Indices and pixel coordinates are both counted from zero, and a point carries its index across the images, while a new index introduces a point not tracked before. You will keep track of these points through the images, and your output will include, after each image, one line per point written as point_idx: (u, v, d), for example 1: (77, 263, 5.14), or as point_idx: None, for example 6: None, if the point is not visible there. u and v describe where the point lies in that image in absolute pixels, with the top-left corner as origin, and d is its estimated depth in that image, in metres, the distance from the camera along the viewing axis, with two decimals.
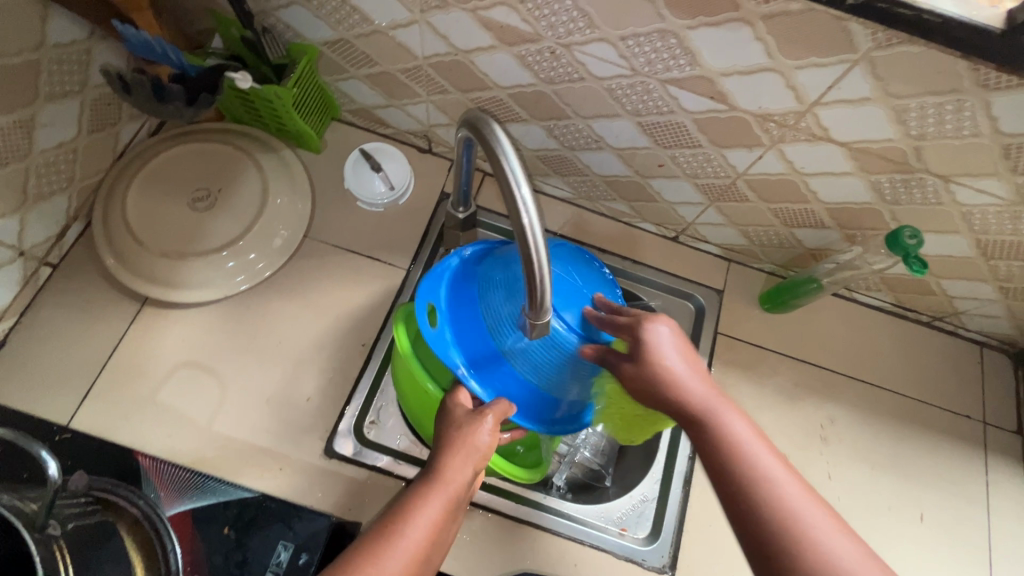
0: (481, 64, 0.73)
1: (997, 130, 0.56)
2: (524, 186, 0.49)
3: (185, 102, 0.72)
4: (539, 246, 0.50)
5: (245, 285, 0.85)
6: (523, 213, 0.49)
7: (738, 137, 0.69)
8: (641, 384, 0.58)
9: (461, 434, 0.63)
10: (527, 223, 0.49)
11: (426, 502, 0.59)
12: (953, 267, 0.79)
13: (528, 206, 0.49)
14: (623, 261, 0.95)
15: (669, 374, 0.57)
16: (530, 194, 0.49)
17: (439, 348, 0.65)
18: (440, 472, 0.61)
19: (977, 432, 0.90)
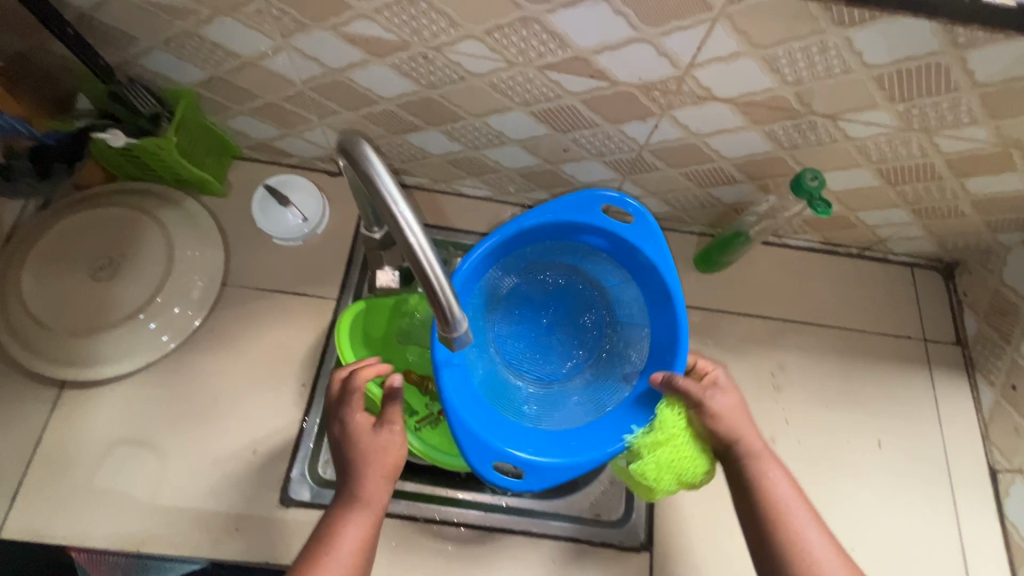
0: (361, 80, 0.70)
1: (866, 64, 0.56)
2: (405, 207, 0.48)
3: (36, 176, 0.71)
4: (433, 263, 0.49)
5: (171, 343, 0.82)
6: (410, 232, 0.48)
7: (629, 111, 0.68)
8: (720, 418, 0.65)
9: (368, 457, 0.62)
10: (415, 242, 0.48)
11: (350, 531, 0.60)
12: (866, 198, 0.80)
13: (413, 224, 0.48)
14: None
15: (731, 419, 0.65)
16: (412, 215, 0.48)
17: (644, 237, 0.69)
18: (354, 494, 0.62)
19: (920, 351, 0.93)
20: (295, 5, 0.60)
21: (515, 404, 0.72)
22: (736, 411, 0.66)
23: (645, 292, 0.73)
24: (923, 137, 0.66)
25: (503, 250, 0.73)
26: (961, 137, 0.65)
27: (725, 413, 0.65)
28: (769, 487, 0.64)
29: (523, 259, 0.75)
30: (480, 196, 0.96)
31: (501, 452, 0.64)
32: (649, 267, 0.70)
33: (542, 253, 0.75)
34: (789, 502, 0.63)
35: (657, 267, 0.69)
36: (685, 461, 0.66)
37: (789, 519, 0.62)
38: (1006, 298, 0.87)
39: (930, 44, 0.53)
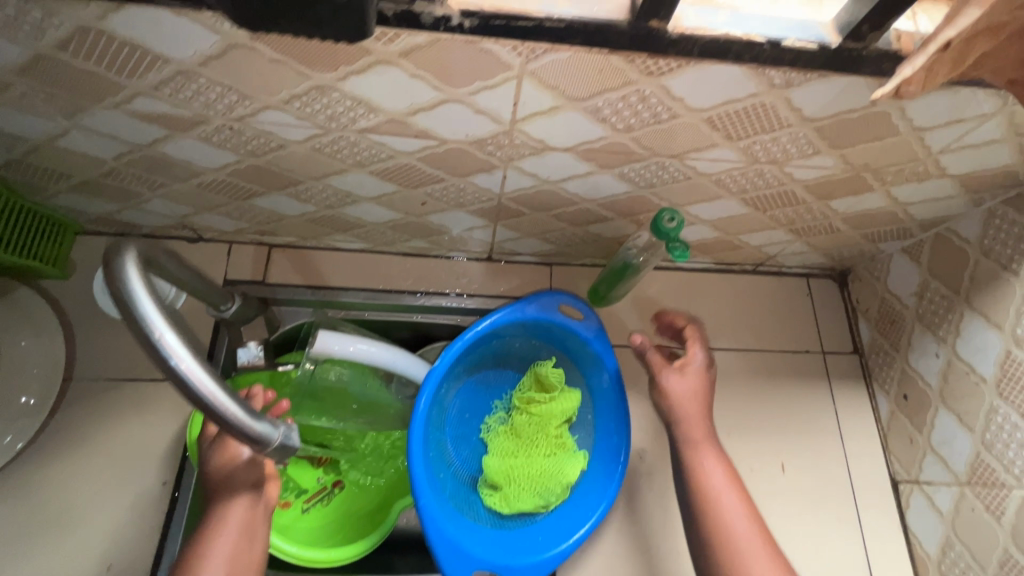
0: (174, 153, 0.63)
1: (691, 108, 0.53)
2: (168, 331, 0.43)
3: None
4: (212, 387, 0.44)
5: (19, 444, 0.74)
6: (174, 360, 0.42)
7: (471, 165, 0.63)
8: (674, 394, 0.78)
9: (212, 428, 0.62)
10: (181, 368, 0.42)
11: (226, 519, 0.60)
12: (741, 223, 0.78)
13: (178, 350, 0.43)
14: (460, 298, 0.90)
15: (682, 399, 0.77)
16: (177, 338, 0.43)
17: (587, 336, 0.74)
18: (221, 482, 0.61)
19: (819, 364, 0.92)
20: (62, 87, 0.52)
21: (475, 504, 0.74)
22: (684, 398, 0.77)
23: (590, 381, 0.79)
24: (775, 169, 0.63)
25: (462, 354, 0.74)
26: (810, 166, 0.63)
27: (675, 395, 0.78)
28: (701, 473, 0.72)
29: (472, 354, 0.76)
30: (357, 248, 0.90)
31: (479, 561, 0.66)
32: (595, 359, 0.76)
33: (488, 343, 0.77)
34: (717, 486, 0.71)
35: (601, 360, 0.75)
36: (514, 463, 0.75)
37: (720, 507, 0.70)
38: (893, 306, 0.86)
39: (748, 86, 0.50)
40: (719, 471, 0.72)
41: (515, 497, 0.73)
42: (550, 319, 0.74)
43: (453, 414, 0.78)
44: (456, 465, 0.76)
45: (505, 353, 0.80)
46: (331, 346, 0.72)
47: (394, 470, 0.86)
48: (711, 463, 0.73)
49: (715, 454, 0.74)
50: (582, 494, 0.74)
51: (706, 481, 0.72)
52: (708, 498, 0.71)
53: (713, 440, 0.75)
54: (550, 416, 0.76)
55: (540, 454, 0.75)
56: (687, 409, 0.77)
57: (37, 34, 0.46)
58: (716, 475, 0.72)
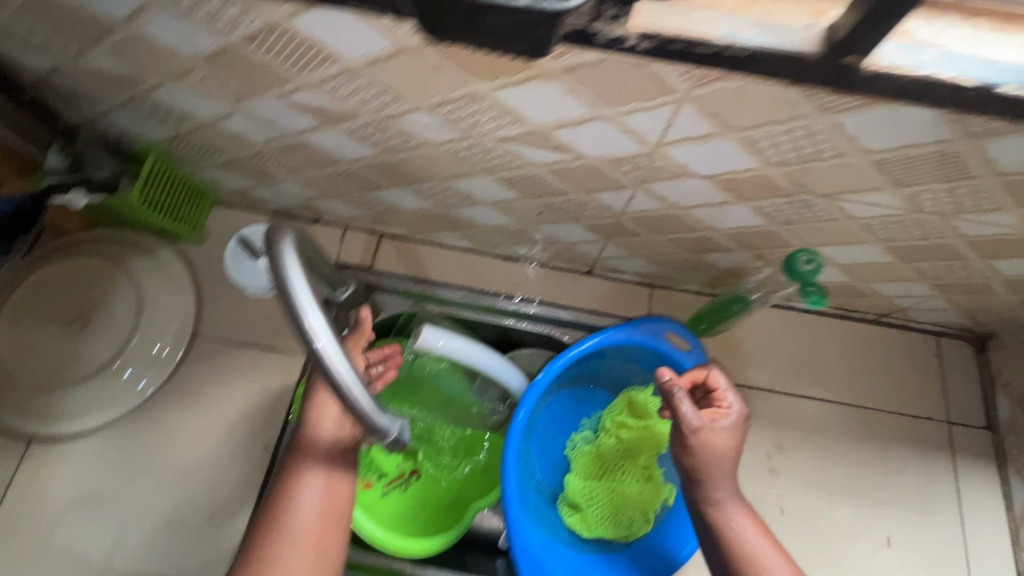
0: (318, 143, 0.67)
1: (862, 148, 0.48)
2: (315, 312, 0.45)
3: None
4: (344, 371, 0.44)
5: (149, 391, 0.81)
6: (315, 340, 0.44)
7: (600, 183, 0.62)
8: (708, 448, 0.61)
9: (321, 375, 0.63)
10: (320, 348, 0.44)
11: (314, 470, 0.61)
12: (877, 272, 0.71)
13: (318, 332, 0.44)
14: (556, 308, 0.89)
15: (722, 449, 0.61)
16: (322, 320, 0.44)
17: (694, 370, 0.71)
18: (309, 436, 0.62)
19: (942, 434, 0.83)
20: (238, 75, 0.56)
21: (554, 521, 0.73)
22: (716, 454, 0.61)
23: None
24: (939, 220, 0.57)
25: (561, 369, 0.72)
26: (984, 221, 0.56)
27: (710, 445, 0.61)
28: (734, 535, 0.61)
29: (568, 369, 0.75)
30: (460, 247, 0.92)
31: None
32: None
33: (585, 361, 0.75)
34: (758, 553, 0.59)
35: None
36: (603, 486, 0.73)
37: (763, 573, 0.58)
38: None
39: (938, 132, 0.45)
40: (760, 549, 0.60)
41: (596, 521, 0.71)
42: (656, 345, 0.71)
43: (540, 426, 0.77)
44: (537, 477, 0.75)
45: (599, 372, 0.78)
46: (433, 341, 0.73)
47: (472, 471, 0.87)
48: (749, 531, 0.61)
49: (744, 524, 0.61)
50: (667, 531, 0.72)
51: (754, 556, 0.59)
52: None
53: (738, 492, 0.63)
54: (641, 444, 0.74)
55: (624, 481, 0.73)
56: (722, 464, 0.61)
57: (230, 27, 0.49)
58: (755, 542, 0.60)
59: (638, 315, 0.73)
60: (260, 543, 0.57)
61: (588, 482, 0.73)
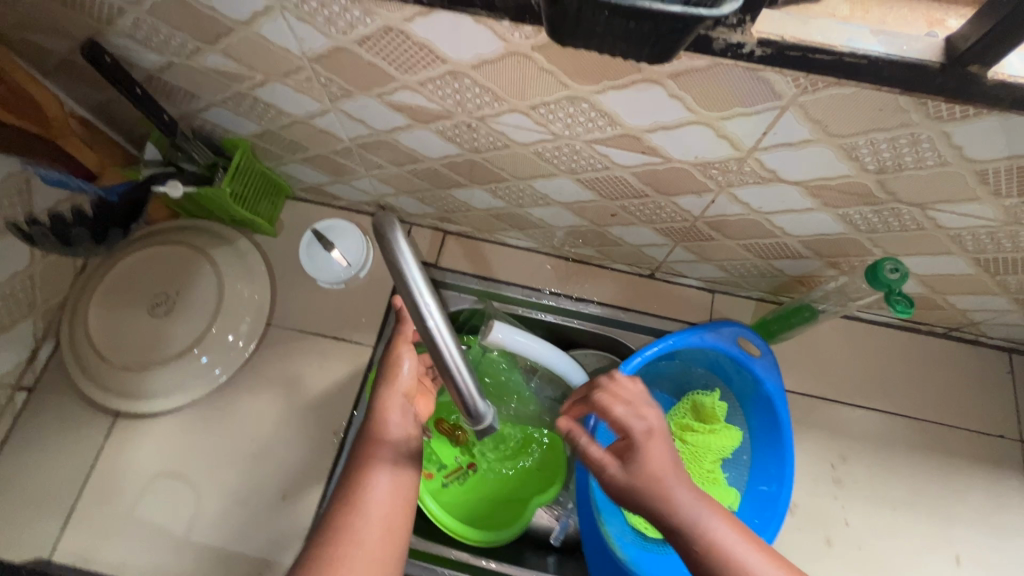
0: (405, 141, 0.69)
1: (966, 158, 0.48)
2: (428, 295, 0.46)
3: (91, 241, 0.75)
4: (453, 352, 0.48)
5: (224, 376, 0.84)
6: (430, 321, 0.46)
7: (682, 186, 0.63)
8: (633, 484, 0.54)
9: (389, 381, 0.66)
10: (433, 329, 0.46)
11: (380, 468, 0.62)
12: (957, 284, 0.71)
13: (436, 318, 0.46)
14: (616, 310, 0.90)
15: (634, 485, 0.54)
16: (435, 303, 0.46)
17: (765, 376, 0.71)
18: (376, 434, 0.64)
19: (1015, 453, 0.81)
20: (342, 75, 0.59)
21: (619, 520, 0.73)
22: (658, 476, 0.54)
23: (751, 419, 0.75)
24: None
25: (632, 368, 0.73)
26: None
27: (631, 485, 0.54)
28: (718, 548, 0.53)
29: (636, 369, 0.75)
30: (523, 246, 0.94)
31: None
32: (767, 400, 0.72)
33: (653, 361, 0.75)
34: (734, 551, 0.53)
35: (774, 402, 0.71)
36: None
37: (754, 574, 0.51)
38: None
39: None
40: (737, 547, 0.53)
41: None
42: (729, 349, 0.71)
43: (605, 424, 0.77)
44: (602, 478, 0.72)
45: (664, 373, 0.79)
46: (502, 336, 0.75)
47: (527, 467, 0.89)
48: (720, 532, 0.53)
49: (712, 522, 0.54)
50: None
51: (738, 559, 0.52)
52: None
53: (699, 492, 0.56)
54: (707, 448, 0.74)
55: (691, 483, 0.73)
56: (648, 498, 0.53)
57: (347, 29, 0.52)
58: (734, 543, 0.53)
59: (709, 319, 0.74)
60: (330, 546, 0.57)
61: None
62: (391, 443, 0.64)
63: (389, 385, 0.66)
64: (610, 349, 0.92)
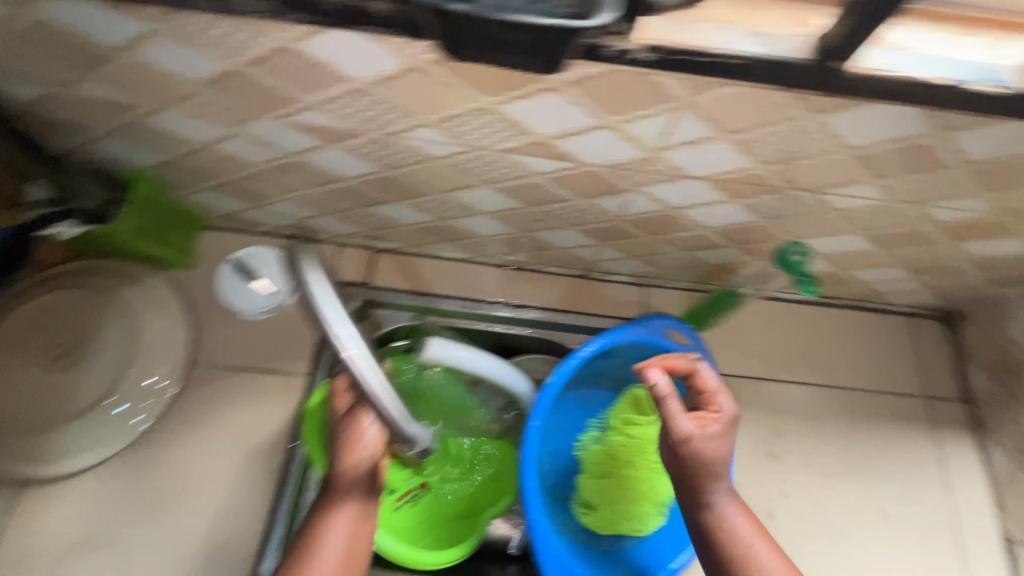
0: (319, 162, 0.67)
1: (847, 145, 0.52)
2: (341, 323, 0.46)
3: None
4: (371, 376, 0.48)
5: (145, 424, 0.79)
6: (343, 350, 0.46)
7: (599, 188, 0.64)
8: (692, 453, 0.61)
9: (348, 445, 0.61)
10: (349, 357, 0.46)
11: (336, 527, 0.61)
12: (858, 259, 0.76)
13: (349, 346, 0.46)
14: (547, 311, 0.92)
15: (708, 457, 0.61)
16: (348, 331, 0.46)
17: None
18: (335, 491, 0.62)
19: (924, 409, 0.88)
20: (240, 99, 0.57)
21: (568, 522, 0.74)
22: (707, 463, 0.61)
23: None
24: (914, 208, 0.62)
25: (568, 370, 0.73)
26: (954, 207, 0.61)
27: (703, 451, 0.61)
28: (724, 526, 0.62)
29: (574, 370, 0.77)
30: (456, 258, 0.93)
31: None
32: None
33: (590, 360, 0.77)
34: (748, 545, 0.61)
35: None
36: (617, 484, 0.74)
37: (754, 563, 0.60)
38: (1012, 355, 0.82)
39: (914, 127, 0.49)
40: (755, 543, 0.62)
41: (612, 518, 0.73)
42: (660, 341, 0.73)
43: (549, 428, 0.78)
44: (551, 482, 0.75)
45: (603, 371, 0.81)
46: (440, 353, 0.74)
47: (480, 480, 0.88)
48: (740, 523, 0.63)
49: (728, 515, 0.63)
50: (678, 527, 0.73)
51: (747, 553, 0.61)
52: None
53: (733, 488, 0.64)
54: (648, 440, 0.75)
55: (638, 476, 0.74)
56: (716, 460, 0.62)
57: (237, 51, 0.50)
58: (742, 527, 0.62)
59: (641, 315, 0.75)
60: None
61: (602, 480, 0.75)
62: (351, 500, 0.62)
63: (349, 448, 0.61)
64: (551, 351, 0.93)
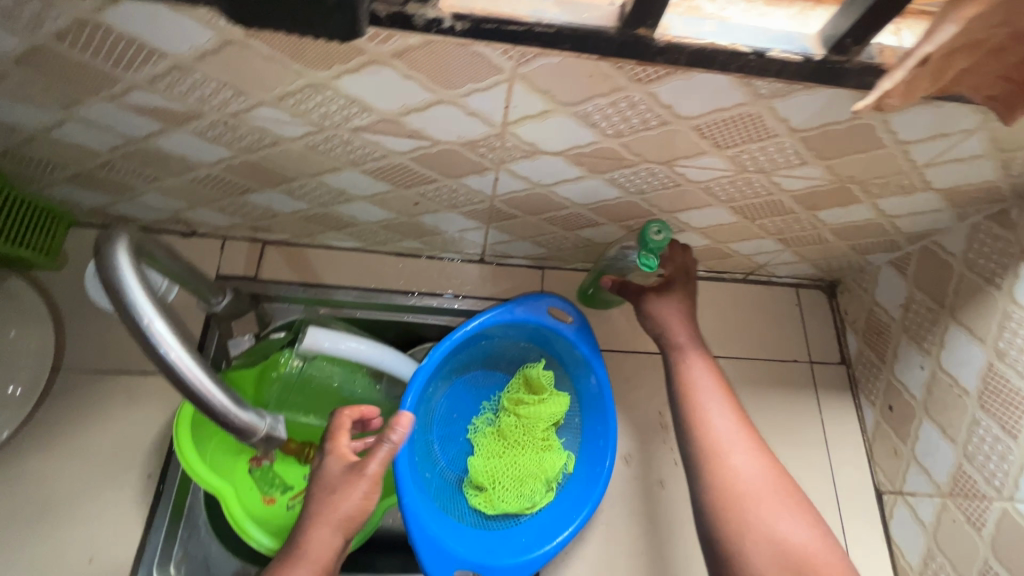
0: (169, 148, 0.64)
1: (680, 115, 0.54)
2: (157, 318, 0.43)
3: None
4: (199, 374, 0.45)
5: (4, 436, 0.73)
6: (162, 348, 0.43)
7: (463, 167, 0.64)
8: (661, 314, 0.76)
9: (330, 496, 0.62)
10: (171, 355, 0.43)
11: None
12: (730, 231, 0.79)
13: (168, 342, 0.43)
14: (454, 299, 0.91)
15: (673, 316, 0.75)
16: (166, 326, 0.44)
17: (577, 338, 0.75)
18: (302, 544, 0.60)
19: (806, 373, 0.93)
20: (59, 78, 0.53)
21: (457, 504, 0.73)
22: (670, 318, 0.76)
23: (577, 383, 0.79)
24: (763, 178, 0.64)
25: (450, 352, 0.75)
26: (798, 176, 0.64)
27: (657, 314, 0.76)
28: (684, 374, 0.73)
29: (462, 351, 0.78)
30: (350, 247, 0.91)
31: (462, 561, 0.66)
32: (584, 362, 0.76)
33: (478, 341, 0.78)
34: (705, 393, 0.71)
35: (589, 363, 0.75)
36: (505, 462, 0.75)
37: (701, 403, 0.71)
38: (879, 317, 0.87)
39: (735, 96, 0.51)
40: (720, 392, 0.72)
41: (499, 497, 0.73)
42: (542, 319, 0.75)
43: (442, 413, 0.78)
44: (442, 465, 0.76)
45: (496, 353, 0.81)
46: (321, 341, 0.72)
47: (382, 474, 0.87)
48: (714, 372, 0.74)
49: (711, 363, 0.74)
50: (567, 502, 0.73)
51: (697, 390, 0.72)
52: (701, 418, 0.70)
53: (699, 344, 0.75)
54: (536, 417, 0.76)
55: (524, 453, 0.75)
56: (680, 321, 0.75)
57: (35, 25, 0.46)
58: (699, 376, 0.73)
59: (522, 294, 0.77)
60: None
61: (492, 459, 0.75)
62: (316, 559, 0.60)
63: (328, 502, 0.61)
64: None
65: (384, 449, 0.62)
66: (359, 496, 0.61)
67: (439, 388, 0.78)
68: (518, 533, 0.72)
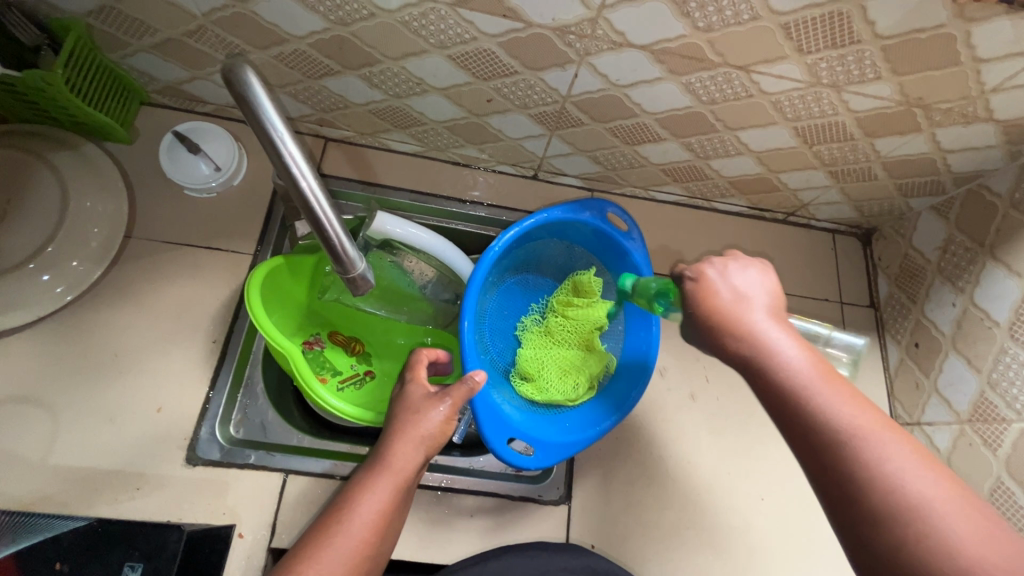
0: (265, 13, 0.66)
1: (773, 10, 0.56)
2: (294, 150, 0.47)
3: None
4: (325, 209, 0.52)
5: (69, 296, 0.76)
6: (300, 178, 0.48)
7: (547, 56, 0.66)
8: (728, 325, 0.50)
9: (414, 416, 0.64)
10: (306, 186, 0.49)
11: (374, 493, 0.59)
12: (786, 159, 0.82)
13: (304, 174, 0.49)
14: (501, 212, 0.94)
15: (739, 314, 0.51)
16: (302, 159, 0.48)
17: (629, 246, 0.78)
18: (384, 459, 0.62)
19: (835, 312, 0.97)
20: None
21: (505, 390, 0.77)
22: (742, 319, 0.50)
23: None
24: (833, 93, 0.67)
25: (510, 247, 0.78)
26: (868, 94, 0.66)
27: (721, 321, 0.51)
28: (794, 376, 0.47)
29: (517, 251, 0.81)
30: (409, 151, 0.93)
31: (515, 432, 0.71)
32: (633, 269, 0.80)
33: (533, 241, 0.81)
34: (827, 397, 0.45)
35: (639, 270, 0.78)
36: (550, 357, 0.79)
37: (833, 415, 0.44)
38: (914, 261, 0.90)
39: None
40: (835, 418, 0.44)
41: (546, 385, 0.78)
42: (598, 224, 0.78)
43: (492, 309, 0.81)
44: (492, 354, 0.79)
45: (545, 258, 0.85)
46: (388, 226, 0.76)
47: None
48: (811, 380, 0.46)
49: (796, 371, 0.47)
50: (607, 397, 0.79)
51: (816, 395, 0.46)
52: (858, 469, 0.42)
53: (789, 336, 0.49)
54: (583, 318, 0.80)
55: (569, 350, 0.80)
56: (746, 318, 0.50)
57: None
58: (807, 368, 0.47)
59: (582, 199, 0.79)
60: (308, 547, 0.56)
61: (539, 353, 0.80)
62: (397, 475, 0.61)
63: (412, 423, 0.63)
64: None
65: (464, 388, 0.64)
66: (439, 419, 0.64)
67: (493, 284, 0.80)
68: (561, 418, 0.78)
